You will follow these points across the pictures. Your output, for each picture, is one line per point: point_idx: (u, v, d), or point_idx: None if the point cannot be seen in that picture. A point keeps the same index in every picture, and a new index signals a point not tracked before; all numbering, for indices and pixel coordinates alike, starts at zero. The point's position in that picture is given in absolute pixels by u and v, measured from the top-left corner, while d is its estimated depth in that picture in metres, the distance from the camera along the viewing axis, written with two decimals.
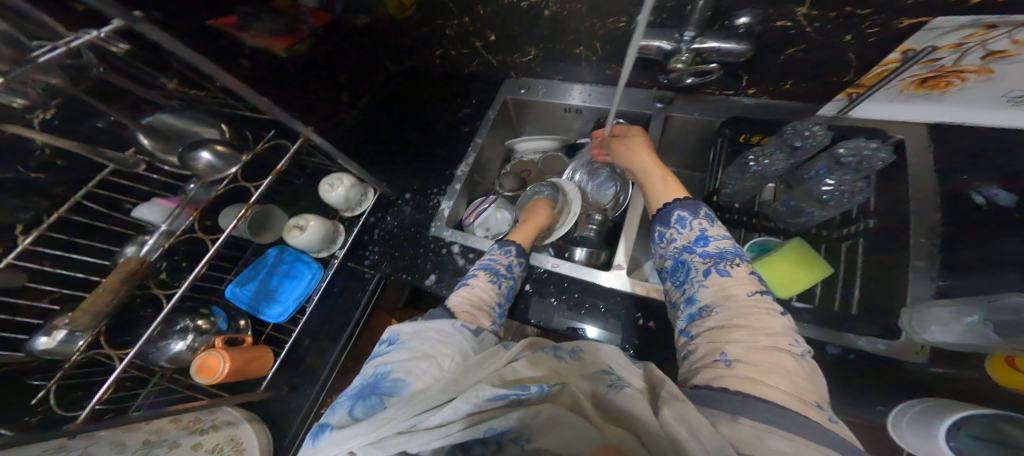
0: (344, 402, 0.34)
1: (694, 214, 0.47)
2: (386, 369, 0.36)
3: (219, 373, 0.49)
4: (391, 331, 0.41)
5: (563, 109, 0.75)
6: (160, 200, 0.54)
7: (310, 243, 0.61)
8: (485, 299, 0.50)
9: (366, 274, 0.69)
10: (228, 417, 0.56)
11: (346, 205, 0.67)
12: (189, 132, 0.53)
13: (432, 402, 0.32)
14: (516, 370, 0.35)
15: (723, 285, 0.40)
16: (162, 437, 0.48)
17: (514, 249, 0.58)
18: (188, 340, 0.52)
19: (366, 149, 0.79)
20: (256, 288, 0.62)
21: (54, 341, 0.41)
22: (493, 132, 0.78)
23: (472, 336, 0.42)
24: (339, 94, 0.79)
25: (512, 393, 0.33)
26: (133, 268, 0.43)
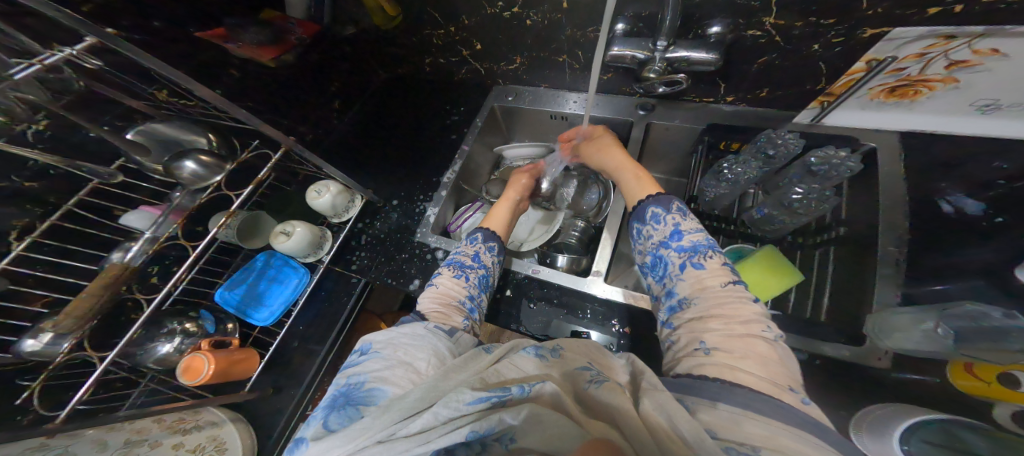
0: (318, 415, 0.32)
1: (667, 210, 0.47)
2: (361, 378, 0.34)
3: (203, 374, 0.50)
4: (363, 341, 0.39)
5: (549, 116, 0.76)
6: (148, 207, 0.54)
7: (297, 249, 0.62)
8: (453, 295, 0.50)
9: (353, 278, 0.69)
10: (212, 417, 0.57)
11: (333, 211, 0.67)
12: (178, 139, 0.54)
13: (411, 408, 0.31)
14: (499, 373, 0.33)
15: (698, 278, 0.41)
16: (144, 437, 0.48)
17: (482, 234, 0.59)
18: (176, 343, 0.53)
19: (354, 155, 0.79)
20: (245, 292, 0.62)
21: (42, 343, 0.41)
22: (481, 138, 0.78)
23: (447, 336, 0.42)
24: (329, 102, 0.80)
25: (494, 395, 0.30)
26: (115, 274, 0.43)
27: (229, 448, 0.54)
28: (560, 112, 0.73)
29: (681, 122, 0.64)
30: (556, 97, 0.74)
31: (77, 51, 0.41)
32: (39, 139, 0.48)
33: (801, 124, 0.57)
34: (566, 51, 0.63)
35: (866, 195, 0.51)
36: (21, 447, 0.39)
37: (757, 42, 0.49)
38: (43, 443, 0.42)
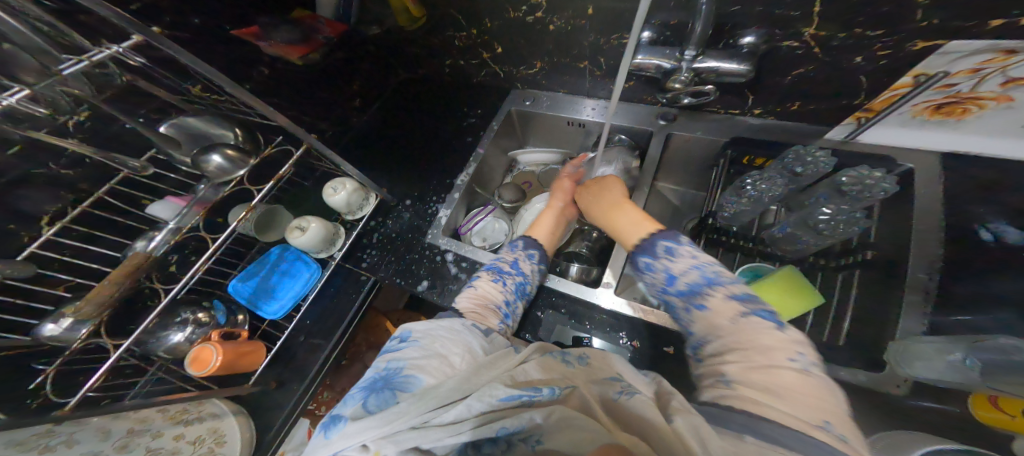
0: (356, 396, 0.35)
1: (655, 257, 0.46)
2: (400, 364, 0.37)
3: (211, 365, 0.49)
4: (403, 330, 0.42)
5: (566, 122, 0.75)
6: (173, 198, 0.55)
7: (311, 244, 0.62)
8: (491, 298, 0.53)
9: (363, 276, 0.69)
10: (215, 409, 0.57)
11: (348, 209, 0.67)
12: (208, 132, 0.55)
13: (446, 396, 0.33)
14: (526, 372, 0.37)
15: (704, 318, 0.40)
16: (146, 427, 0.49)
17: (523, 241, 0.61)
18: (187, 332, 0.53)
19: (371, 153, 0.79)
20: (257, 284, 0.62)
21: (60, 328, 0.41)
22: (496, 142, 0.78)
23: (483, 336, 0.44)
24: (351, 100, 0.81)
25: (525, 394, 0.34)
26: (139, 262, 0.43)
27: (229, 443, 0.54)
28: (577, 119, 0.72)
29: (703, 134, 0.63)
30: (575, 104, 0.73)
31: (122, 50, 0.44)
32: (78, 129, 0.49)
33: (833, 140, 0.55)
34: (589, 58, 0.62)
35: (895, 217, 0.49)
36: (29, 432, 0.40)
37: (794, 53, 0.48)
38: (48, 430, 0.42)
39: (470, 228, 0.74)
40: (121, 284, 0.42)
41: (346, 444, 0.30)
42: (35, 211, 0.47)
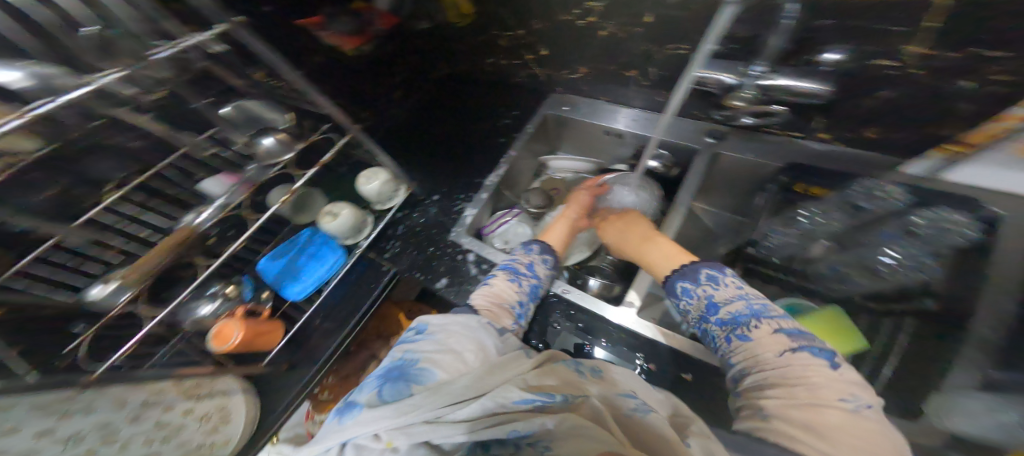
0: (373, 383, 0.35)
1: (699, 283, 0.45)
2: (414, 356, 0.37)
3: (230, 342, 0.52)
4: (420, 321, 0.43)
5: (603, 131, 0.73)
6: (225, 175, 0.54)
7: (338, 229, 0.63)
8: (505, 299, 0.51)
9: (383, 266, 0.70)
10: (225, 387, 0.57)
11: (379, 198, 0.68)
12: (263, 117, 0.60)
13: (460, 392, 0.33)
14: (538, 377, 0.36)
15: (747, 350, 0.38)
16: (160, 399, 0.49)
17: (540, 245, 0.59)
18: (215, 305, 0.56)
19: (405, 146, 0.80)
20: (283, 266, 0.62)
21: (104, 291, 0.43)
22: (529, 145, 0.76)
23: (497, 334, 0.42)
24: (391, 91, 0.82)
25: (537, 398, 0.33)
26: (183, 237, 0.47)
27: (231, 422, 0.54)
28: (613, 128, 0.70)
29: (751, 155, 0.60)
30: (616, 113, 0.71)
31: (206, 39, 0.48)
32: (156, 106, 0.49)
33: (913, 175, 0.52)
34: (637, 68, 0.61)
35: None
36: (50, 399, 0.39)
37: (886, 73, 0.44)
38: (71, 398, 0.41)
39: (492, 229, 0.72)
40: (164, 257, 0.46)
41: (360, 431, 0.31)
42: (98, 174, 0.47)
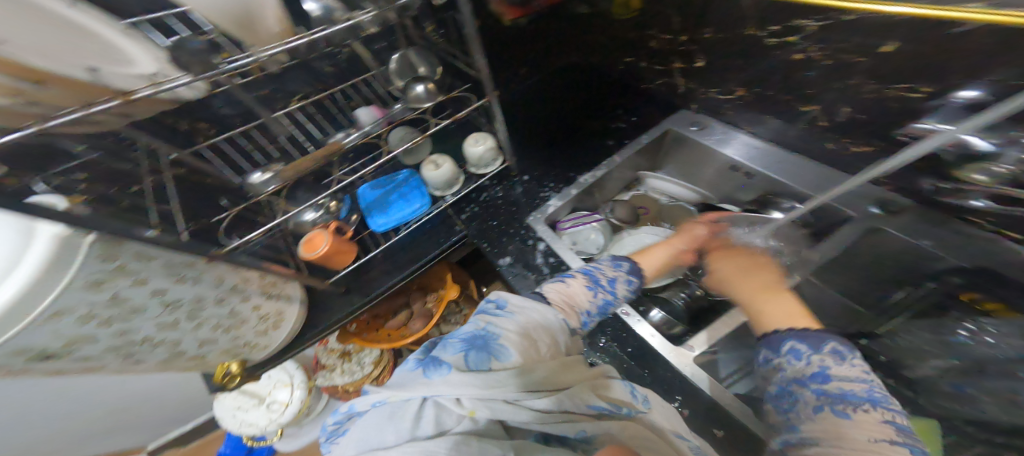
0: (458, 349, 0.42)
1: (818, 351, 0.38)
2: (497, 331, 0.44)
3: (319, 250, 0.60)
4: (500, 298, 0.50)
5: (729, 167, 0.70)
6: (375, 109, 0.71)
7: (437, 178, 0.74)
8: (577, 302, 0.53)
9: (456, 227, 0.76)
10: (291, 293, 0.65)
11: (478, 161, 0.77)
12: (416, 67, 0.71)
13: (537, 384, 0.41)
14: (607, 390, 0.46)
15: (838, 426, 0.33)
16: (243, 288, 0.54)
17: (629, 264, 0.59)
18: (318, 214, 0.70)
19: (520, 124, 0.86)
20: (378, 196, 0.75)
21: (261, 180, 0.60)
22: (635, 156, 0.77)
23: (569, 331, 0.49)
24: (518, 68, 0.87)
25: (606, 408, 0.44)
26: (332, 151, 0.58)
27: (283, 327, 0.65)
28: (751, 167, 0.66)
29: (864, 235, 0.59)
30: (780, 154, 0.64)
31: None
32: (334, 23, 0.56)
33: None
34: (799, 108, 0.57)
35: None
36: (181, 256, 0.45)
37: None
38: (194, 264, 0.46)
39: (568, 227, 0.75)
40: (314, 161, 0.58)
41: (446, 390, 0.38)
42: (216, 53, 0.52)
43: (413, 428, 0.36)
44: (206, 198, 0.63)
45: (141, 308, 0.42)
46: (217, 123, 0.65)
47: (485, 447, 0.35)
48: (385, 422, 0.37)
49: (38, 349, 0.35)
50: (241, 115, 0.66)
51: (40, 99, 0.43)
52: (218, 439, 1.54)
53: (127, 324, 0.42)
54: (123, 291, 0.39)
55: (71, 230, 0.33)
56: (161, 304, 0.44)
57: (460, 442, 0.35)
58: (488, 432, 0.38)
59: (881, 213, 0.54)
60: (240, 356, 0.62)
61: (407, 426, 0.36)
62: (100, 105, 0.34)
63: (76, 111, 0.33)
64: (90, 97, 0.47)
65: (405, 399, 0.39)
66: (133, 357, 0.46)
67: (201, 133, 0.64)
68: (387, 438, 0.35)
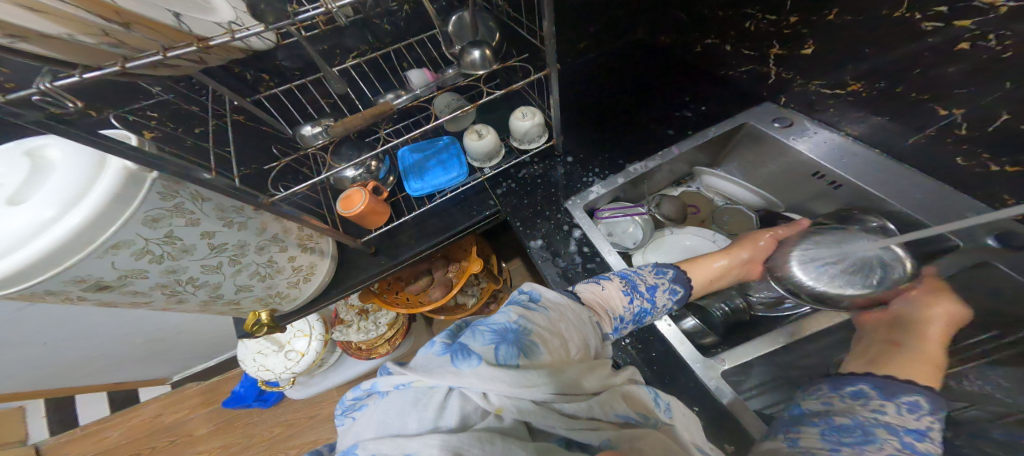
0: (489, 339, 0.40)
1: (886, 398, 0.41)
2: (528, 326, 0.43)
3: (355, 206, 0.68)
4: (532, 290, 0.50)
5: (812, 173, 0.66)
6: (425, 71, 0.68)
7: (476, 150, 0.76)
8: (613, 304, 0.53)
9: (490, 201, 0.81)
10: (323, 246, 0.75)
11: (524, 136, 0.76)
12: (472, 31, 0.66)
13: (568, 389, 0.40)
14: (631, 396, 0.45)
15: None
16: (283, 238, 0.63)
17: (674, 273, 0.60)
18: (356, 173, 0.75)
19: (576, 102, 0.83)
20: (418, 160, 0.82)
21: (311, 132, 0.63)
22: (698, 149, 0.74)
23: (602, 336, 0.49)
24: (579, 42, 0.83)
25: (630, 416, 0.42)
26: (381, 111, 0.59)
27: (314, 276, 0.75)
28: (839, 177, 0.62)
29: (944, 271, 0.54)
30: (875, 161, 0.61)
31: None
32: None
33: None
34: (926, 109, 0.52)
35: None
36: (229, 203, 0.51)
37: None
38: (240, 209, 0.53)
39: (606, 216, 0.75)
40: (364, 120, 0.59)
41: (476, 384, 0.36)
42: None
43: (436, 419, 0.35)
44: (261, 148, 0.63)
45: (193, 248, 0.49)
46: (277, 75, 0.62)
47: (510, 448, 0.34)
48: (408, 407, 0.36)
49: (99, 278, 0.42)
50: (302, 67, 0.63)
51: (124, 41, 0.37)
52: (232, 378, 1.61)
53: (178, 262, 0.48)
54: (177, 230, 0.45)
55: (138, 166, 0.39)
56: (209, 247, 0.51)
57: (485, 439, 0.34)
58: (514, 431, 0.36)
59: (999, 247, 0.51)
60: (270, 305, 0.70)
61: (431, 416, 0.35)
62: (177, 50, 0.33)
63: (155, 53, 0.33)
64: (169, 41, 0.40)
65: (429, 385, 0.38)
66: (182, 293, 0.53)
67: (263, 84, 0.62)
68: (409, 426, 0.35)
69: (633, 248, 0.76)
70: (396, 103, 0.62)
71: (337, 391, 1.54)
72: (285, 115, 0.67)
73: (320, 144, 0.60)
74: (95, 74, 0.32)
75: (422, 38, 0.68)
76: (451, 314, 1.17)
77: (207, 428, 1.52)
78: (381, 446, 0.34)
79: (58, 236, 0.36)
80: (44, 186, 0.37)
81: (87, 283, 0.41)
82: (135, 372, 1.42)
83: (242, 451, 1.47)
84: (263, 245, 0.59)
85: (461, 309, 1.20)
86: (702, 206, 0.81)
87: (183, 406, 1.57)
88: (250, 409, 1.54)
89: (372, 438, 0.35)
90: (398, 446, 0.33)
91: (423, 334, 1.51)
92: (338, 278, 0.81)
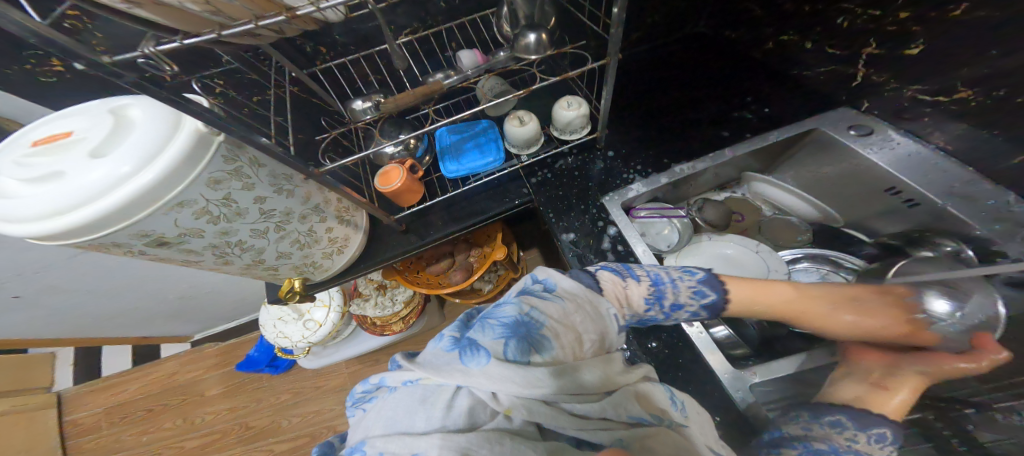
0: (500, 333, 0.41)
1: (858, 428, 0.43)
2: (540, 319, 0.44)
3: (395, 183, 0.70)
4: (552, 280, 0.49)
5: (887, 188, 0.62)
6: (476, 52, 0.67)
7: (517, 136, 0.75)
8: (631, 304, 0.52)
9: (524, 191, 0.80)
10: (356, 220, 0.76)
11: (566, 126, 0.75)
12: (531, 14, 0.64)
13: (578, 390, 0.42)
14: (647, 395, 0.46)
15: None
16: (322, 209, 0.64)
17: (713, 300, 0.53)
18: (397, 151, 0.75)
19: (622, 96, 0.81)
20: (456, 142, 0.82)
21: (361, 106, 0.63)
22: (749, 155, 0.71)
23: (617, 329, 0.49)
24: (632, 33, 0.81)
25: (643, 417, 0.43)
26: (432, 90, 0.58)
27: (346, 250, 0.75)
28: (919, 194, 0.58)
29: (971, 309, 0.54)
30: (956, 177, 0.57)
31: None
32: None
33: None
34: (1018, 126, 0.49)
35: None
36: (278, 171, 0.53)
37: None
38: (289, 177, 0.55)
39: (642, 215, 0.74)
40: (416, 98, 0.58)
41: (485, 384, 0.38)
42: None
43: (443, 419, 0.37)
44: (312, 119, 0.64)
45: (246, 212, 0.52)
46: (332, 49, 0.62)
47: (519, 448, 0.36)
48: (416, 406, 0.38)
49: (162, 235, 0.45)
50: (356, 43, 0.63)
51: (224, 11, 0.33)
52: (246, 343, 1.66)
53: (231, 225, 0.51)
54: (234, 194, 0.48)
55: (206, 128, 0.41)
56: (259, 212, 0.54)
57: (494, 439, 0.36)
58: (523, 431, 0.38)
59: None
60: (303, 274, 0.71)
61: (437, 415, 0.37)
62: (267, 18, 0.34)
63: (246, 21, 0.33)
64: (263, 12, 0.35)
65: (437, 384, 0.40)
66: (229, 256, 0.55)
67: (319, 57, 0.63)
68: (416, 424, 0.37)
69: (666, 251, 0.75)
70: (449, 83, 0.61)
71: (346, 364, 1.58)
72: (335, 89, 0.68)
73: (370, 120, 0.61)
74: (194, 41, 0.31)
75: (475, 18, 0.67)
76: (467, 299, 1.17)
77: (217, 390, 1.58)
78: (388, 444, 0.36)
79: (133, 192, 0.38)
80: (121, 143, 0.39)
81: (149, 238, 0.44)
82: (157, 328, 1.48)
83: (249, 414, 1.53)
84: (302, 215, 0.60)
85: (477, 294, 1.20)
86: (747, 214, 0.78)
87: (198, 366, 1.63)
88: (261, 375, 1.59)
89: (380, 435, 0.37)
90: (406, 444, 0.35)
91: (435, 317, 1.53)
92: (367, 253, 0.81)
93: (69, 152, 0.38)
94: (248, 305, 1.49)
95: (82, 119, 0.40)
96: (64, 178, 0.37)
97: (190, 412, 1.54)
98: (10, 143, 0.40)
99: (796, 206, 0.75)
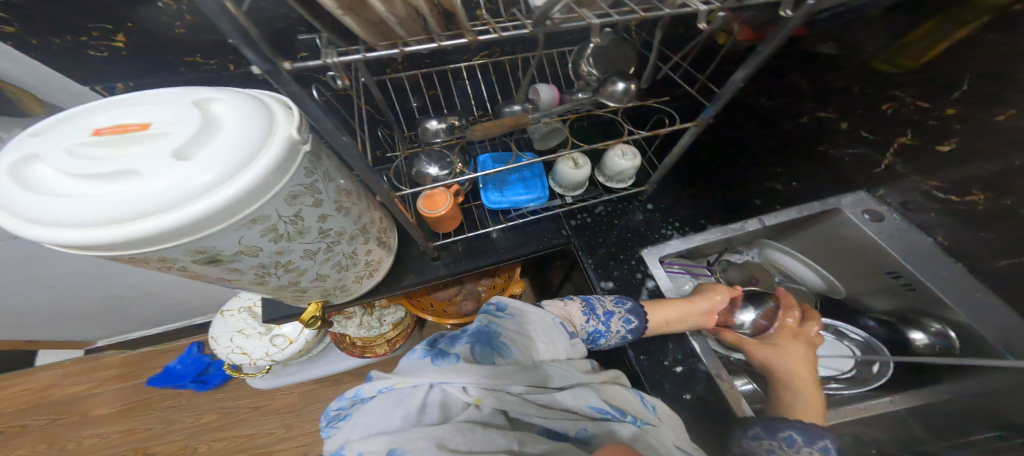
0: (464, 342, 0.46)
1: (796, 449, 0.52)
2: (498, 330, 0.49)
3: (444, 209, 0.66)
4: (500, 302, 0.56)
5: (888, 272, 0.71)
6: (552, 89, 0.67)
7: (570, 178, 0.74)
8: (573, 321, 0.59)
9: (563, 232, 0.80)
10: (390, 242, 0.69)
11: (617, 174, 0.76)
12: (614, 63, 0.66)
13: (541, 384, 0.47)
14: (610, 396, 0.50)
15: None
16: (369, 230, 0.58)
17: (631, 304, 0.63)
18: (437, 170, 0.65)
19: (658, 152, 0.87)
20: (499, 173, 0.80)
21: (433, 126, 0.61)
22: (771, 227, 0.79)
23: (568, 337, 0.55)
24: None
25: (609, 412, 0.47)
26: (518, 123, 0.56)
27: (375, 276, 0.68)
28: (915, 279, 0.67)
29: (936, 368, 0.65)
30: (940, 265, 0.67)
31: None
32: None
33: None
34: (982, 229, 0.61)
35: None
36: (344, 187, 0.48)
37: None
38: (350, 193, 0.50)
39: (672, 269, 0.79)
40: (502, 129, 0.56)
41: (453, 379, 0.41)
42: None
43: (418, 415, 0.38)
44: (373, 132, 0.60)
45: (308, 230, 0.44)
46: (408, 61, 0.60)
47: (490, 435, 0.37)
48: (393, 407, 0.39)
49: (216, 253, 0.37)
50: (432, 58, 0.62)
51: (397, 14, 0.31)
52: (170, 353, 1.39)
53: (289, 245, 0.44)
54: (304, 211, 0.42)
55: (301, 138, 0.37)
56: (318, 232, 0.46)
57: (466, 428, 0.37)
58: (492, 422, 0.40)
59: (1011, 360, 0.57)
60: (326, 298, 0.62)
61: (413, 412, 0.38)
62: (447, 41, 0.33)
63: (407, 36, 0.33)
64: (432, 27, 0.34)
65: (412, 386, 0.41)
66: (270, 276, 0.47)
67: (393, 66, 0.60)
68: (394, 423, 0.37)
69: None
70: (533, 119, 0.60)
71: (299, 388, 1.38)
72: (396, 99, 0.66)
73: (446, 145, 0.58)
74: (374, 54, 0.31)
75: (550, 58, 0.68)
76: None
77: (118, 409, 1.29)
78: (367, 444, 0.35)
79: (207, 206, 0.31)
80: (212, 144, 0.33)
81: (204, 255, 0.37)
82: (58, 331, 1.20)
83: (152, 440, 1.25)
84: (352, 238, 0.54)
85: None
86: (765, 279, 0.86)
87: (94, 378, 1.33)
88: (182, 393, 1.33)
89: (359, 438, 0.37)
90: (383, 442, 0.35)
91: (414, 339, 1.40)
92: (389, 279, 0.74)
93: (143, 147, 0.31)
94: (196, 309, 1.28)
95: (161, 109, 0.33)
96: (139, 179, 0.30)
97: (70, 435, 1.24)
98: (59, 122, 0.32)
99: (804, 276, 0.87)
